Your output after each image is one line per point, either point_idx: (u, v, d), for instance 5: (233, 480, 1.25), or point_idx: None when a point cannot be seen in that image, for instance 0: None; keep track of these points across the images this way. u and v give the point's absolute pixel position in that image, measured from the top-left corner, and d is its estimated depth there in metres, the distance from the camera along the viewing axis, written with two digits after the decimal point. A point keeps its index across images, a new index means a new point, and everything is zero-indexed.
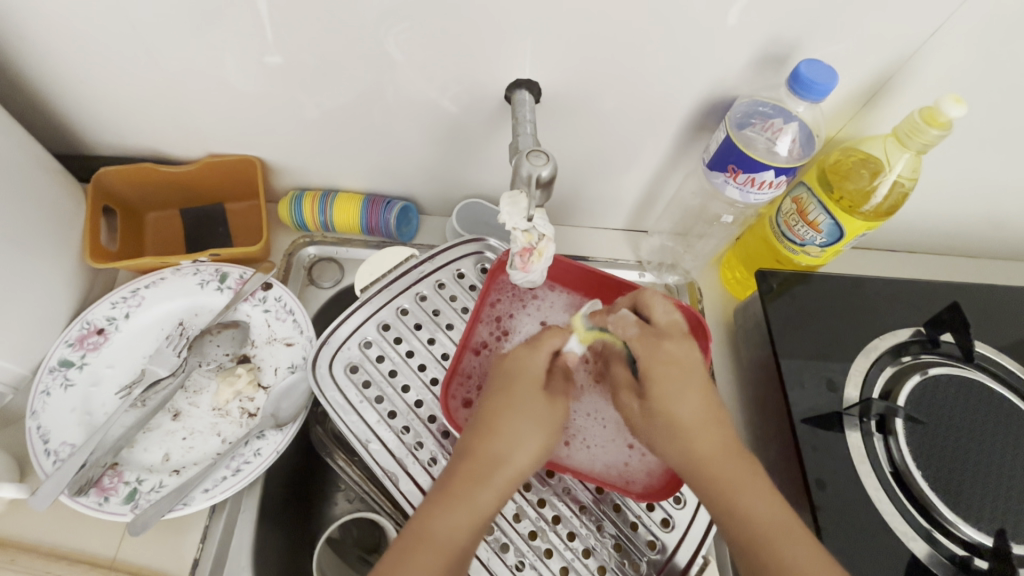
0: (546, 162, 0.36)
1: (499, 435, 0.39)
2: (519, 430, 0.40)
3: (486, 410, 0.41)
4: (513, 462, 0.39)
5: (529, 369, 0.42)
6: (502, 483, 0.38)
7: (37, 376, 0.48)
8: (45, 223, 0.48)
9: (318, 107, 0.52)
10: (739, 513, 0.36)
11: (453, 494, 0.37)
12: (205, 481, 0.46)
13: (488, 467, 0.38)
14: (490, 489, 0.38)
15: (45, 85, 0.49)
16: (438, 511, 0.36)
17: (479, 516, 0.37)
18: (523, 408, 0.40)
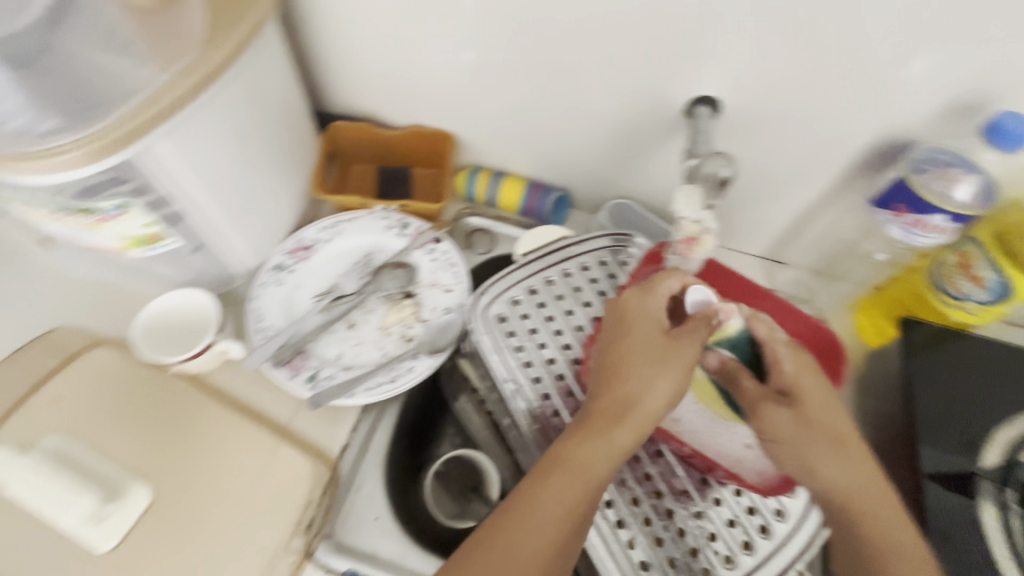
0: (727, 163, 0.40)
1: (629, 381, 0.45)
2: (645, 378, 0.45)
3: (611, 360, 0.46)
4: (647, 407, 0.44)
5: (648, 316, 0.47)
6: (632, 424, 0.44)
7: (260, 271, 0.60)
8: (296, 155, 0.61)
9: (514, 97, 0.61)
10: (862, 536, 0.43)
11: (588, 431, 0.43)
12: (365, 382, 0.55)
13: (614, 413, 0.44)
14: (624, 426, 0.43)
15: (315, 52, 0.63)
16: (578, 444, 0.43)
17: (611, 452, 0.43)
18: (644, 358, 0.45)
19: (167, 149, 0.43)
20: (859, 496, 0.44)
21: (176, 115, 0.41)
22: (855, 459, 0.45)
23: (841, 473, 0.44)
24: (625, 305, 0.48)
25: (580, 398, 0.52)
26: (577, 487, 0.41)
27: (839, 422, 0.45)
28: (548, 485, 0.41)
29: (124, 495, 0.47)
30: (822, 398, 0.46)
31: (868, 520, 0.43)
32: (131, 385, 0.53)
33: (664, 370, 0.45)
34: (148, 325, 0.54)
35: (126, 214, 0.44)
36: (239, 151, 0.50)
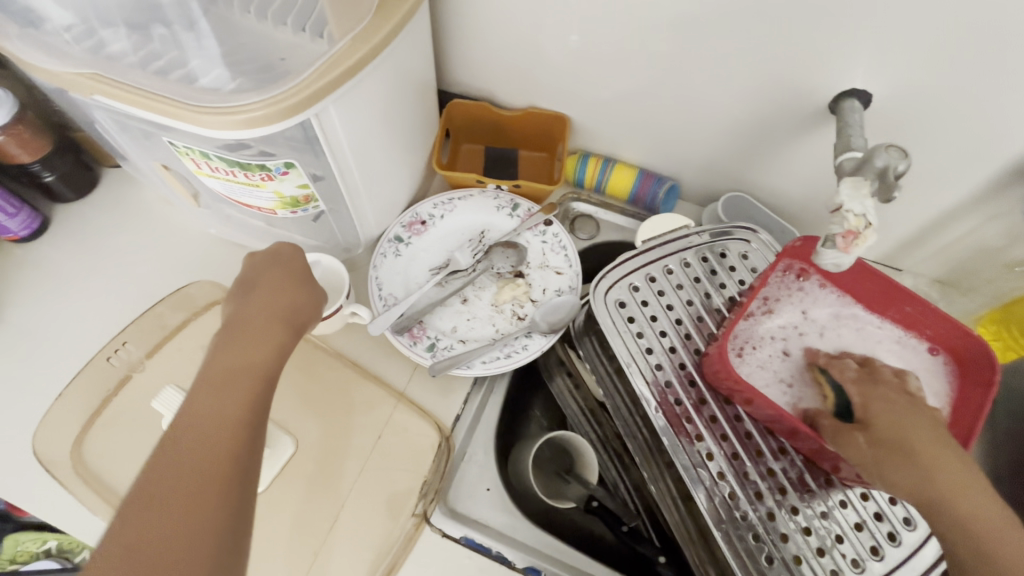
0: (903, 156, 0.40)
1: (255, 347, 0.43)
2: (259, 332, 0.44)
3: (257, 295, 0.46)
4: (245, 343, 0.42)
5: (290, 259, 0.49)
6: (256, 378, 0.41)
7: (380, 241, 0.62)
8: (422, 130, 0.62)
9: (640, 84, 0.60)
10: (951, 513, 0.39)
11: (221, 378, 0.40)
12: (483, 355, 0.56)
13: (247, 347, 0.42)
14: (246, 377, 0.40)
15: (444, 29, 0.64)
16: (205, 390, 0.39)
17: (240, 405, 0.38)
18: (250, 331, 0.44)
19: (337, 114, 0.44)
20: (959, 500, 0.39)
21: (347, 83, 0.43)
22: (947, 466, 0.40)
23: (915, 481, 0.40)
24: (290, 256, 0.50)
25: (701, 388, 0.51)
26: (240, 386, 0.40)
27: (912, 434, 0.42)
28: (206, 391, 0.39)
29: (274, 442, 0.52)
30: (889, 413, 0.44)
31: (965, 502, 0.39)
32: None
33: (275, 287, 0.47)
34: None
35: (288, 174, 0.46)
36: (383, 121, 0.52)
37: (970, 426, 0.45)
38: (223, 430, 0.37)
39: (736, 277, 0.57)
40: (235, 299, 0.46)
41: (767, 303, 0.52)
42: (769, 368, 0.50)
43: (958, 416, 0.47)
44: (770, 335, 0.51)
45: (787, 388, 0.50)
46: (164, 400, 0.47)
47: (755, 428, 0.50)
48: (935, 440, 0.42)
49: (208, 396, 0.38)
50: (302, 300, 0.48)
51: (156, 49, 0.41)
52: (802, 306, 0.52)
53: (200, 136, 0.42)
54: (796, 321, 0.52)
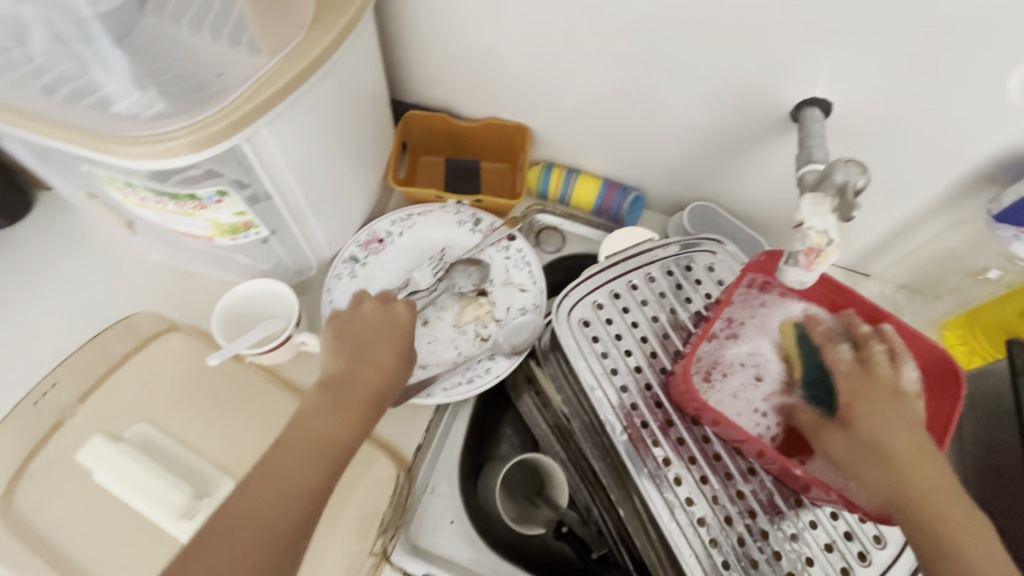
0: (862, 171, 0.38)
1: (375, 380, 0.46)
2: (375, 365, 0.47)
3: (350, 347, 0.48)
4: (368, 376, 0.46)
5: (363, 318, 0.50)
6: (366, 399, 0.45)
7: (334, 262, 0.59)
8: (375, 145, 0.59)
9: (601, 93, 0.59)
10: (918, 521, 0.38)
11: (332, 396, 0.44)
12: (444, 381, 0.54)
13: (382, 389, 0.46)
14: (353, 395, 0.45)
15: (396, 39, 0.61)
16: (324, 411, 0.43)
17: (345, 427, 0.43)
18: (358, 377, 0.46)
19: (269, 137, 0.42)
20: (932, 509, 0.38)
21: (282, 103, 0.40)
22: (923, 471, 0.39)
23: (888, 484, 0.39)
24: (399, 311, 0.51)
25: (667, 409, 0.50)
26: (338, 419, 0.43)
27: (892, 442, 0.40)
28: (321, 424, 0.43)
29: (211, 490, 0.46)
30: (876, 417, 0.41)
31: (936, 509, 0.38)
32: (207, 377, 0.52)
33: (388, 343, 0.49)
34: (225, 314, 0.52)
35: (222, 202, 0.43)
36: (329, 139, 0.49)
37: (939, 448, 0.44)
38: (326, 446, 0.42)
39: (702, 291, 0.56)
40: (338, 352, 0.48)
41: (742, 326, 0.50)
42: (742, 396, 0.48)
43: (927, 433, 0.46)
44: (742, 359, 0.49)
45: (761, 416, 0.48)
46: (92, 451, 0.46)
47: (723, 448, 0.48)
48: (916, 447, 0.40)
49: (316, 418, 0.43)
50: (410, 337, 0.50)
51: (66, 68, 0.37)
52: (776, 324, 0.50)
53: (119, 165, 0.39)
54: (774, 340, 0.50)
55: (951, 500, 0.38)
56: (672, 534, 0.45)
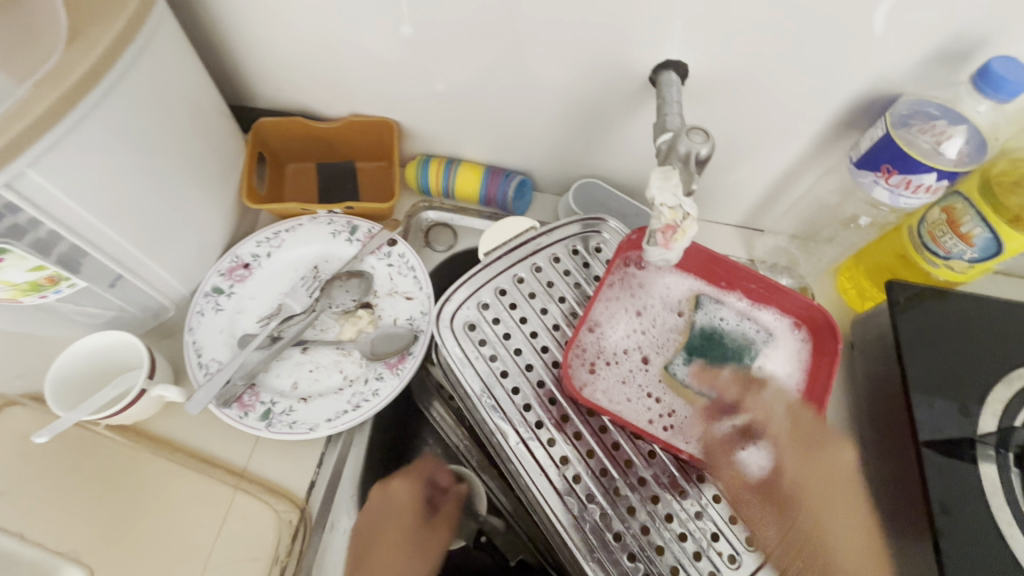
0: (705, 140, 0.36)
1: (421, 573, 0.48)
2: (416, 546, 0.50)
3: (353, 551, 0.48)
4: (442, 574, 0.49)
5: (402, 506, 0.50)
6: None
7: (195, 298, 0.54)
8: (217, 163, 0.53)
9: (458, 77, 0.54)
10: (825, 560, 0.41)
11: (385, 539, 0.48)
12: (329, 412, 0.50)
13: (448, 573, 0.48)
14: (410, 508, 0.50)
15: (225, 40, 0.54)
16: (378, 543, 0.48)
17: None
18: (366, 563, 0.47)
19: (44, 177, 0.35)
20: (820, 542, 0.42)
21: (46, 136, 0.34)
22: (825, 519, 0.43)
23: (786, 531, 0.43)
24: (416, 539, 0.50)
25: (562, 404, 0.48)
26: None
27: (789, 467, 0.44)
28: None
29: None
30: (793, 455, 0.43)
31: (831, 537, 0.42)
32: (56, 452, 0.47)
33: (384, 551, 0.48)
34: (59, 376, 0.46)
35: (4, 261, 0.37)
36: (141, 169, 0.43)
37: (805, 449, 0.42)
38: None
39: (592, 274, 0.54)
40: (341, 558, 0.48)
41: (632, 310, 0.48)
42: (630, 382, 0.46)
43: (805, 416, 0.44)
44: (623, 346, 0.47)
45: (654, 401, 0.46)
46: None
47: (622, 436, 0.47)
48: (807, 470, 0.44)
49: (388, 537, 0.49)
50: (422, 517, 0.51)
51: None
52: (671, 305, 0.48)
53: None
54: (671, 323, 0.48)
55: (853, 529, 0.42)
56: (575, 535, 0.43)
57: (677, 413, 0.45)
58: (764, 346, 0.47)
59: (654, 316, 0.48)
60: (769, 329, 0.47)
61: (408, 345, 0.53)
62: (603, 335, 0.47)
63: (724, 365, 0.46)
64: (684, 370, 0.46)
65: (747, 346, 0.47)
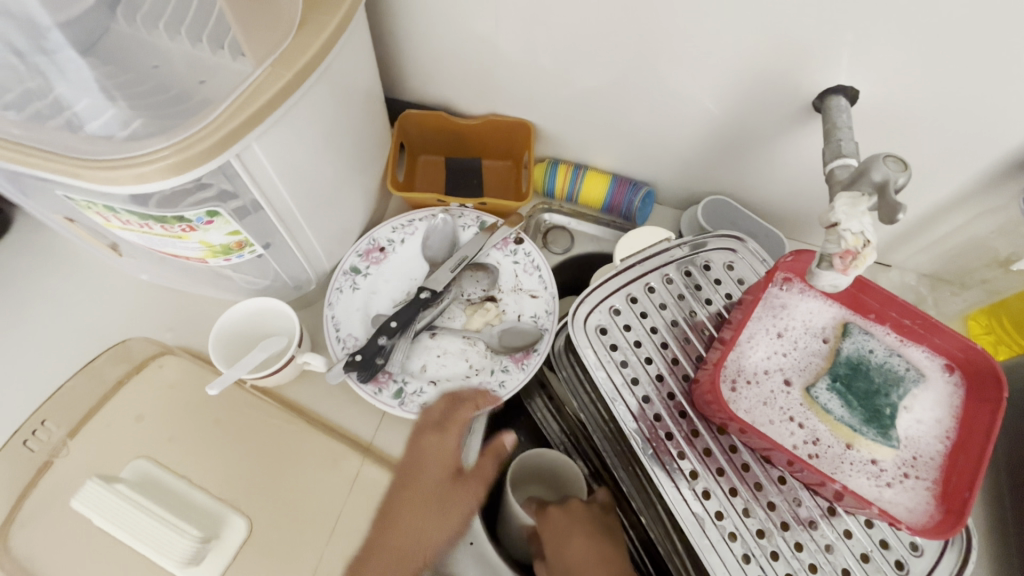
0: (902, 168, 0.36)
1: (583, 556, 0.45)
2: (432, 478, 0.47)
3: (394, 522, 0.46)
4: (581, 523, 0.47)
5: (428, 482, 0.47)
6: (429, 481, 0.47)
7: (334, 274, 0.57)
8: (371, 149, 0.56)
9: (609, 86, 0.55)
10: None
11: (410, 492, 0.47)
12: (457, 398, 0.51)
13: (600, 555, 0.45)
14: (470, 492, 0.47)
15: (389, 33, 0.57)
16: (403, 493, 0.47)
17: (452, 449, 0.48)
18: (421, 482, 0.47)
19: (262, 151, 0.39)
20: None
21: (271, 115, 0.37)
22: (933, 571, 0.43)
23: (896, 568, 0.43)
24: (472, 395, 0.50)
25: (693, 419, 0.48)
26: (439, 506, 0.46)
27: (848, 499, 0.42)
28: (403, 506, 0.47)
29: (223, 527, 0.46)
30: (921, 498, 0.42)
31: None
32: (205, 404, 0.50)
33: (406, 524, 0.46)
34: (222, 336, 0.50)
35: (213, 223, 0.40)
36: (324, 150, 0.46)
37: (963, 498, 0.40)
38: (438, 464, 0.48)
39: (722, 291, 0.53)
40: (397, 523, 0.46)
41: (774, 330, 0.47)
42: (773, 403, 0.45)
43: (957, 463, 0.42)
44: (765, 366, 0.46)
45: (796, 426, 0.44)
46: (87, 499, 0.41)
47: (752, 458, 0.46)
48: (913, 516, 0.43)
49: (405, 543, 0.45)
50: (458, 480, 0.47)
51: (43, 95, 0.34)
52: (816, 329, 0.47)
53: (89, 189, 0.36)
54: (814, 348, 0.47)
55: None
56: (704, 552, 0.43)
57: (821, 441, 0.44)
58: (914, 385, 0.45)
59: (797, 339, 0.47)
60: (920, 371, 0.45)
61: (533, 340, 0.55)
62: (742, 354, 0.47)
63: (869, 397, 0.45)
64: (828, 395, 0.45)
65: (897, 380, 0.45)
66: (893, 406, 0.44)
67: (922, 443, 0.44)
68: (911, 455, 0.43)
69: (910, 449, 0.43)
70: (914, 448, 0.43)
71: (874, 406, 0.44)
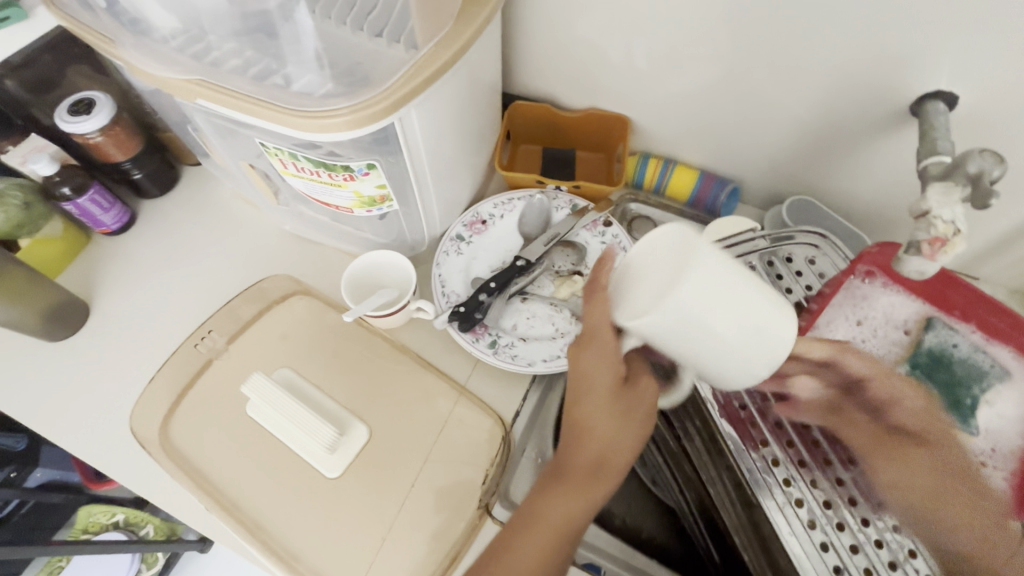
0: (998, 162, 0.38)
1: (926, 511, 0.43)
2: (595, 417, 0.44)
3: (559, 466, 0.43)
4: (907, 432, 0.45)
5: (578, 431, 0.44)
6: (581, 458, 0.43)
7: (442, 239, 0.64)
8: (484, 132, 0.63)
9: (707, 87, 0.60)
10: None
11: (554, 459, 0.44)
12: (544, 355, 0.57)
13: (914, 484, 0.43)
14: (540, 527, 0.41)
15: (510, 32, 0.65)
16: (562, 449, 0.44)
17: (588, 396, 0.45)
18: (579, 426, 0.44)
19: (415, 120, 0.47)
20: None
21: (427, 89, 0.45)
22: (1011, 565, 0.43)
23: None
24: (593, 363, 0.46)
25: (767, 393, 0.51)
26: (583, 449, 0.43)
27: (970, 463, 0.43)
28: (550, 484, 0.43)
29: (347, 431, 0.54)
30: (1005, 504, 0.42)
31: None
32: (332, 335, 0.59)
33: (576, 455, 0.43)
34: (352, 279, 0.58)
35: (369, 174, 0.48)
36: (456, 125, 0.53)
37: None
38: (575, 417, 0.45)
39: (803, 282, 0.56)
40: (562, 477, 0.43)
41: (854, 318, 0.50)
42: (847, 383, 0.48)
43: None
44: None
45: (870, 406, 0.47)
46: (257, 387, 0.50)
47: (823, 436, 0.49)
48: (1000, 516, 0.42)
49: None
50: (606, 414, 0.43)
51: (261, 64, 0.44)
52: (897, 321, 0.50)
53: (281, 134, 0.45)
54: (894, 338, 0.50)
55: None
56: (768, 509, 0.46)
57: None
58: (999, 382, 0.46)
59: (878, 330, 0.50)
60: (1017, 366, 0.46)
61: None
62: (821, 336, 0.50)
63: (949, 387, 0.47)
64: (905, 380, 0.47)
65: (980, 375, 0.46)
66: (974, 398, 0.46)
67: (1003, 438, 0.44)
68: (989, 446, 0.44)
69: (989, 441, 0.45)
70: (994, 441, 0.45)
71: (954, 396, 0.46)
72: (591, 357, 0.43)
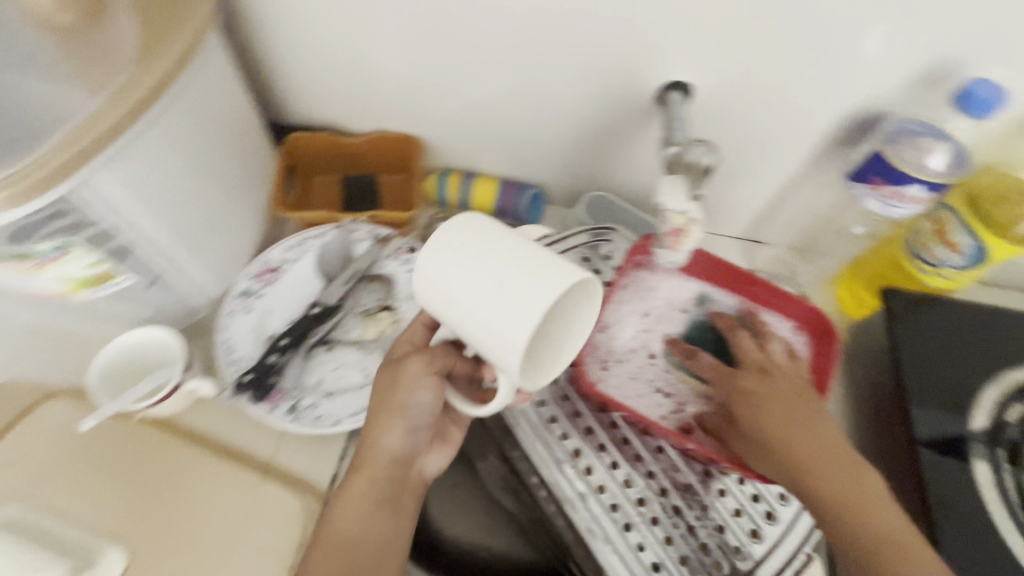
0: (709, 151, 0.40)
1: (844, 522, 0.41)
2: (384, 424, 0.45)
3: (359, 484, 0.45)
4: (753, 378, 0.46)
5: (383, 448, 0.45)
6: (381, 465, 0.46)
7: (224, 300, 0.57)
8: (249, 173, 0.57)
9: (477, 97, 0.58)
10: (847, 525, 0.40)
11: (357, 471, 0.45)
12: (353, 408, 0.53)
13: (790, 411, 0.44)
14: (333, 544, 0.43)
15: (264, 61, 0.59)
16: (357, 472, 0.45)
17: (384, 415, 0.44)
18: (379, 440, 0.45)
19: (109, 179, 0.40)
20: (885, 552, 0.39)
21: (110, 146, 0.38)
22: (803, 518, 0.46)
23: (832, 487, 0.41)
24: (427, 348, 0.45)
25: (575, 401, 0.50)
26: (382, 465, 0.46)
27: (767, 420, 0.44)
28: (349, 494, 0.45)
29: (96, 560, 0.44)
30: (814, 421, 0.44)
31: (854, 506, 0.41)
32: (95, 442, 0.50)
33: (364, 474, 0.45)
34: (106, 370, 0.50)
35: (67, 255, 0.42)
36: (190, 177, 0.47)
37: None
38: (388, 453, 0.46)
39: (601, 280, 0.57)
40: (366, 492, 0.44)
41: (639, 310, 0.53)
42: (640, 377, 0.52)
43: None
44: (633, 343, 0.53)
45: (663, 396, 0.51)
46: None
47: (632, 432, 0.49)
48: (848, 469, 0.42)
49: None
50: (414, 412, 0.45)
51: None
52: (676, 304, 0.53)
53: None
54: (676, 321, 0.53)
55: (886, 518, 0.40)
56: (586, 524, 0.45)
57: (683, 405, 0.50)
58: None
59: (663, 316, 0.53)
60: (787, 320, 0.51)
61: None
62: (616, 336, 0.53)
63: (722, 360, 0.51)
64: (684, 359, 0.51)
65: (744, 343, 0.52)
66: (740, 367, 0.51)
67: None
68: None
69: None
70: None
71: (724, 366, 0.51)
72: (415, 368, 0.44)
